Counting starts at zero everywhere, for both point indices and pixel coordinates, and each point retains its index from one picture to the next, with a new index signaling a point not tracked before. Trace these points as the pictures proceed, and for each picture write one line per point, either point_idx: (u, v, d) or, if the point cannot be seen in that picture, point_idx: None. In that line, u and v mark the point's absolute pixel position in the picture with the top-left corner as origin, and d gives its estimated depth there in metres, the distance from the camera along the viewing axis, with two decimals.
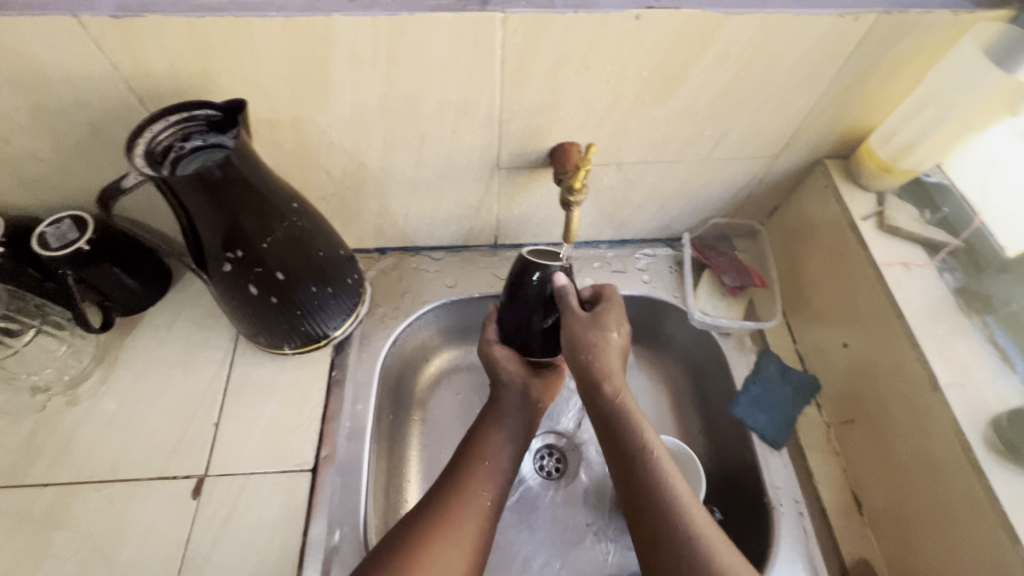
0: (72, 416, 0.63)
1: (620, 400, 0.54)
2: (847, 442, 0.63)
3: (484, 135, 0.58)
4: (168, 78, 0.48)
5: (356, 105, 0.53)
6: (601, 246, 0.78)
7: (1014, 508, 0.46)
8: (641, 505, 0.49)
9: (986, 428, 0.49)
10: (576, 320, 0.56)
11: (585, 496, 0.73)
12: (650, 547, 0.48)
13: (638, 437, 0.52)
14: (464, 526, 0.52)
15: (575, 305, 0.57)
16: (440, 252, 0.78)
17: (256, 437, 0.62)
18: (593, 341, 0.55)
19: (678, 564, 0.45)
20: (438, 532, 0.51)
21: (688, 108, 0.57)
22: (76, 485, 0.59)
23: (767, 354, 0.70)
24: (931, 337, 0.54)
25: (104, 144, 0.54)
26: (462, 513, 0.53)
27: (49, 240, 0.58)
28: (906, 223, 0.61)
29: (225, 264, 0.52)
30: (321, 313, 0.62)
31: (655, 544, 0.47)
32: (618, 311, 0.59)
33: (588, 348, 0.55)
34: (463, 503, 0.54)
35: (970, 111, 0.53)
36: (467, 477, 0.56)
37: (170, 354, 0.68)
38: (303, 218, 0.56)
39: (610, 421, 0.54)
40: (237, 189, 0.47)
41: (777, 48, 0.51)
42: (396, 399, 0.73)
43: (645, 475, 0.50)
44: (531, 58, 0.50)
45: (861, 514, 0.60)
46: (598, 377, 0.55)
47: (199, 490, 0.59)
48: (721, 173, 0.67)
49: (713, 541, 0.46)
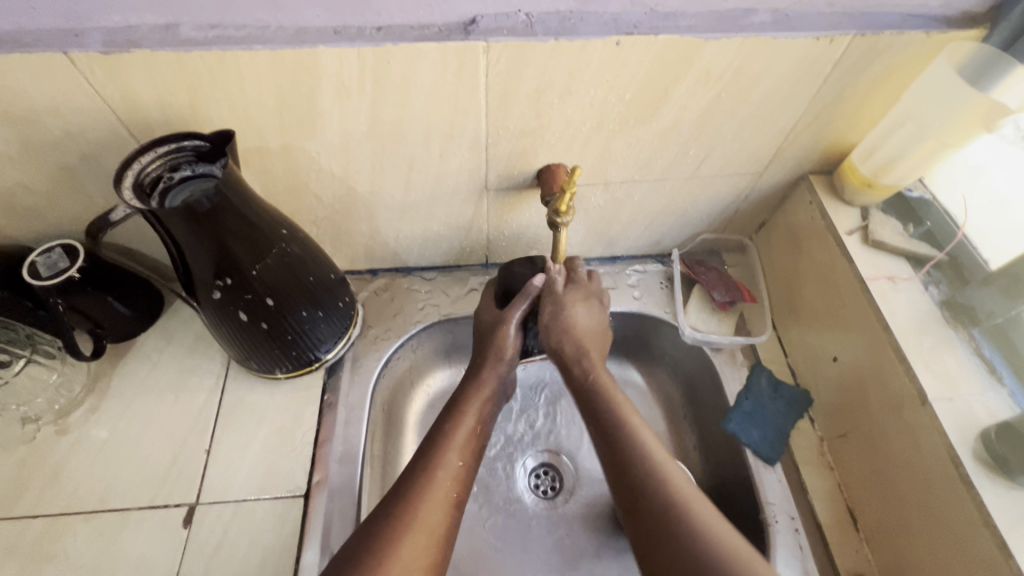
0: (62, 445, 0.62)
1: (592, 369, 0.60)
2: (840, 456, 0.63)
3: (472, 158, 0.59)
4: (156, 109, 0.49)
5: (344, 132, 0.54)
6: (591, 263, 0.79)
7: (1006, 522, 0.46)
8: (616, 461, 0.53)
9: (975, 441, 0.49)
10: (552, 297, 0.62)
11: (581, 514, 0.73)
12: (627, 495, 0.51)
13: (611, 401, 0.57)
14: (443, 482, 0.52)
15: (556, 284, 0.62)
16: (432, 272, 0.78)
17: (248, 462, 0.62)
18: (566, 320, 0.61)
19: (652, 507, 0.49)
20: (418, 498, 0.50)
21: (672, 129, 0.58)
22: (66, 515, 0.58)
23: (758, 368, 0.70)
24: (918, 350, 0.55)
25: (94, 174, 0.55)
26: (453, 451, 0.54)
27: (40, 269, 0.57)
28: (890, 237, 0.61)
29: (215, 292, 0.52)
30: (313, 337, 0.62)
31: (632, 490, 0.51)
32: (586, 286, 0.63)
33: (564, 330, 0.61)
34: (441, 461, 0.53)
35: (946, 129, 0.55)
36: (440, 439, 0.55)
37: (162, 379, 0.68)
38: (293, 244, 0.56)
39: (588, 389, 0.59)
40: (226, 217, 0.47)
41: (757, 70, 0.52)
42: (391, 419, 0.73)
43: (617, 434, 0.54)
44: (515, 85, 0.51)
45: (857, 529, 0.60)
46: (585, 342, 0.63)
47: (191, 519, 0.58)
48: (707, 191, 0.68)
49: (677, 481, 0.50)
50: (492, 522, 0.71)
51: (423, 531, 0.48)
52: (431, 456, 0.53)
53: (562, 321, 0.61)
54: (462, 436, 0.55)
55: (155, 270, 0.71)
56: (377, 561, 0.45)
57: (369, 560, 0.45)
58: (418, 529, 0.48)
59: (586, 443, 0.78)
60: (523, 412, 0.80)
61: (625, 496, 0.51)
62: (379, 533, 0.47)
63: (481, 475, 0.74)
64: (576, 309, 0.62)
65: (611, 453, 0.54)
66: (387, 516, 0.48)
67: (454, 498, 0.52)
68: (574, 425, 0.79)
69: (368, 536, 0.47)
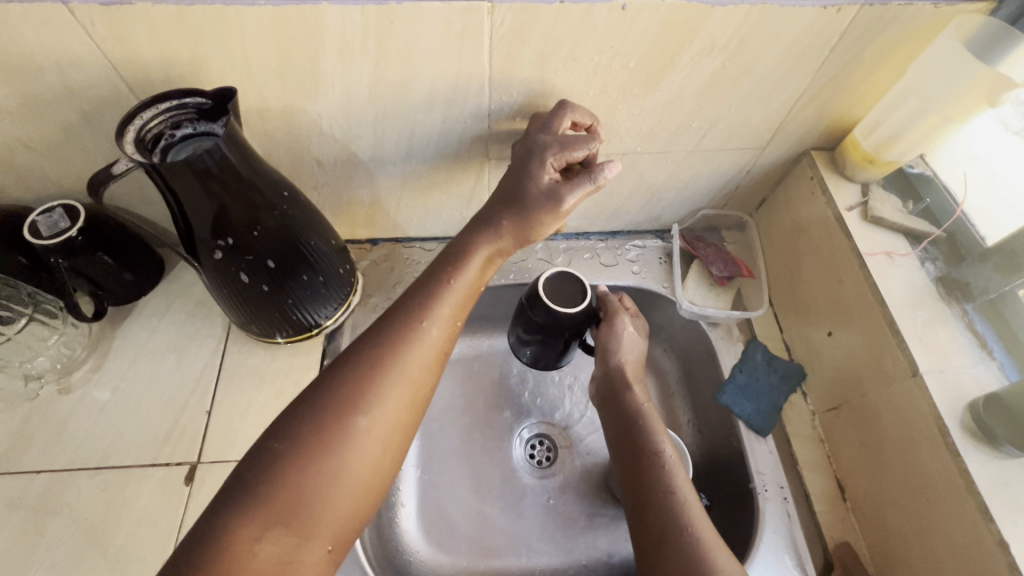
0: (65, 404, 0.63)
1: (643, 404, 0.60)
2: (831, 429, 0.64)
3: (474, 124, 0.59)
4: (158, 66, 0.49)
5: (346, 94, 0.54)
6: (592, 237, 0.79)
7: (988, 489, 0.47)
8: (648, 509, 0.52)
9: (963, 412, 0.50)
10: (617, 316, 0.64)
11: (574, 484, 0.74)
12: (656, 544, 0.49)
13: (653, 443, 0.56)
14: (434, 335, 0.49)
15: (616, 307, 0.65)
16: (432, 243, 0.78)
17: (249, 424, 0.63)
18: (613, 340, 0.63)
19: (680, 566, 0.47)
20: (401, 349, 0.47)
21: (675, 98, 0.58)
22: (69, 472, 0.59)
23: (753, 343, 0.71)
24: (912, 325, 0.55)
25: (94, 131, 0.55)
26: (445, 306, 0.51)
27: (41, 228, 0.59)
28: (889, 213, 0.62)
29: (216, 252, 0.53)
30: (312, 302, 0.63)
31: (662, 541, 0.49)
32: (642, 323, 0.67)
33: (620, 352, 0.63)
34: (428, 313, 0.49)
35: (951, 101, 0.54)
36: (435, 289, 0.51)
37: (163, 342, 0.68)
38: (294, 206, 0.56)
39: (632, 422, 0.59)
40: (228, 173, 0.47)
41: (763, 40, 0.52)
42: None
43: (654, 478, 0.54)
44: (519, 48, 0.51)
45: (844, 499, 0.61)
46: (626, 381, 0.62)
47: (192, 477, 0.59)
48: (710, 164, 0.68)
49: (708, 537, 0.48)
50: (487, 490, 0.73)
51: (402, 383, 0.46)
52: (426, 304, 0.50)
53: (622, 347, 0.63)
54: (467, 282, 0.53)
55: (161, 230, 0.72)
56: (336, 416, 0.43)
57: (333, 406, 0.44)
58: (401, 375, 0.46)
59: (582, 415, 0.79)
60: (521, 384, 0.81)
61: (649, 539, 0.50)
62: (345, 384, 0.45)
63: (478, 443, 0.76)
64: (634, 335, 0.64)
65: (642, 495, 0.53)
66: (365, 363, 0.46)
67: (439, 354, 0.49)
68: (572, 397, 0.80)
69: (339, 381, 0.45)
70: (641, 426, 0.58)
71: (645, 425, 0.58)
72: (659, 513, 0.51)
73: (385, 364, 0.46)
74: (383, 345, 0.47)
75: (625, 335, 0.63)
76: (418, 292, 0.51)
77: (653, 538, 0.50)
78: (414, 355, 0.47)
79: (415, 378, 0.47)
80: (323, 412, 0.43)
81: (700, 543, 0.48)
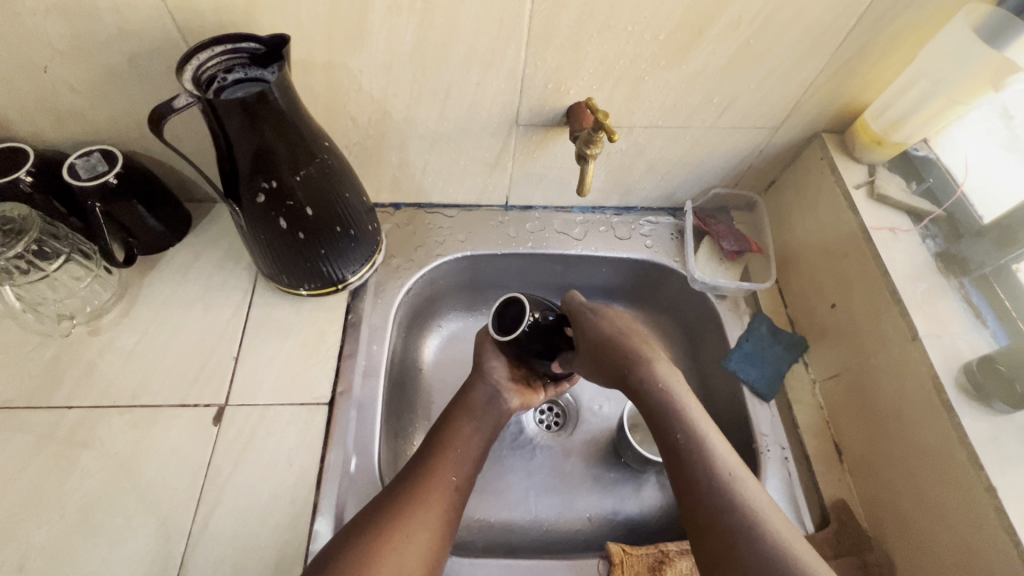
0: (94, 344, 0.65)
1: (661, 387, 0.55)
2: (830, 395, 0.67)
3: (507, 89, 0.61)
4: (211, 12, 0.51)
5: (388, 51, 0.56)
6: (607, 212, 0.82)
7: (980, 441, 0.50)
8: (688, 494, 0.49)
9: (959, 372, 0.54)
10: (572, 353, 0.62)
11: (582, 448, 0.77)
12: (701, 530, 0.48)
13: (682, 423, 0.53)
14: (446, 476, 0.57)
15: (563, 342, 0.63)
16: (453, 210, 0.80)
17: (275, 371, 0.65)
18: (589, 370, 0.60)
19: (730, 544, 0.45)
20: (425, 492, 0.55)
21: (699, 73, 0.61)
22: (99, 409, 0.61)
23: (759, 315, 0.74)
24: (913, 294, 0.59)
25: (140, 75, 0.56)
26: (452, 450, 0.59)
27: (79, 170, 0.61)
28: (894, 192, 0.65)
29: (259, 195, 0.54)
30: (341, 255, 0.65)
31: (703, 525, 0.47)
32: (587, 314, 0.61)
33: (607, 369, 0.58)
34: (438, 460, 0.58)
35: (959, 86, 0.57)
36: (442, 438, 0.60)
37: (191, 291, 0.70)
38: (333, 157, 0.58)
39: (656, 409, 0.54)
40: (276, 116, 0.49)
41: (786, 18, 0.55)
42: (401, 396, 0.73)
43: (693, 459, 0.50)
44: (559, 14, 0.53)
45: (841, 460, 0.64)
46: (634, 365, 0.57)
47: (220, 418, 0.61)
48: (725, 142, 0.71)
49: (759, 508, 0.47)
50: (499, 449, 0.76)
51: (421, 523, 0.53)
52: (438, 451, 0.59)
53: (597, 366, 0.59)
54: (467, 431, 0.61)
55: (155, 168, 0.70)
56: (378, 544, 0.50)
57: (363, 548, 0.50)
58: (420, 516, 0.53)
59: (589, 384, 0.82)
60: None
61: (692, 527, 0.48)
62: (383, 528, 0.51)
63: None
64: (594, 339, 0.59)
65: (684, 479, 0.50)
66: (388, 509, 0.53)
67: (453, 493, 0.56)
68: None
69: (364, 530, 0.51)
70: (671, 411, 0.53)
71: (664, 404, 0.54)
72: (703, 496, 0.48)
73: (406, 507, 0.53)
74: (403, 491, 0.54)
75: (586, 360, 0.60)
76: (428, 443, 0.60)
77: (698, 526, 0.48)
78: (433, 497, 0.54)
79: (434, 515, 0.54)
80: (355, 554, 0.49)
81: (751, 521, 0.46)
